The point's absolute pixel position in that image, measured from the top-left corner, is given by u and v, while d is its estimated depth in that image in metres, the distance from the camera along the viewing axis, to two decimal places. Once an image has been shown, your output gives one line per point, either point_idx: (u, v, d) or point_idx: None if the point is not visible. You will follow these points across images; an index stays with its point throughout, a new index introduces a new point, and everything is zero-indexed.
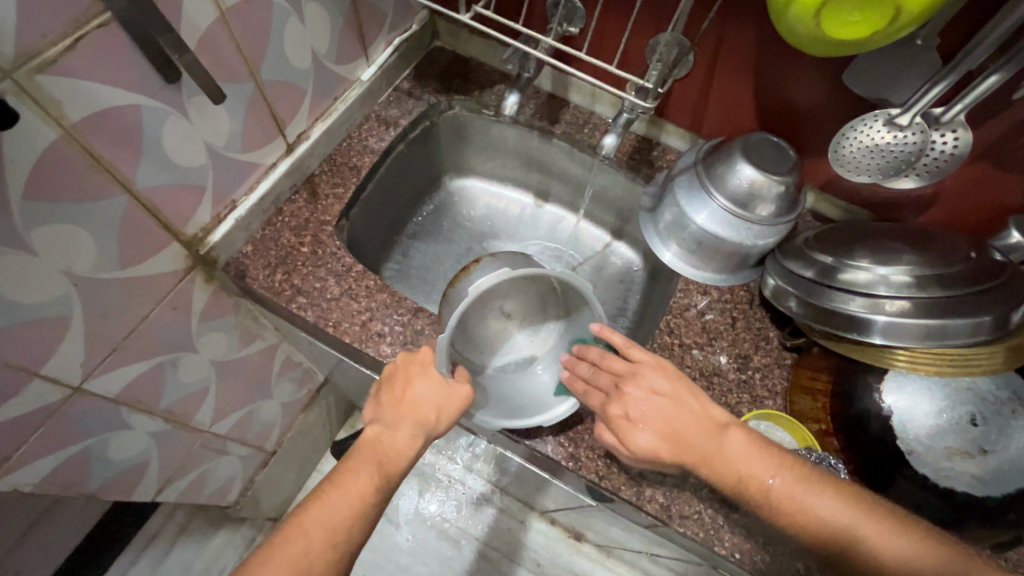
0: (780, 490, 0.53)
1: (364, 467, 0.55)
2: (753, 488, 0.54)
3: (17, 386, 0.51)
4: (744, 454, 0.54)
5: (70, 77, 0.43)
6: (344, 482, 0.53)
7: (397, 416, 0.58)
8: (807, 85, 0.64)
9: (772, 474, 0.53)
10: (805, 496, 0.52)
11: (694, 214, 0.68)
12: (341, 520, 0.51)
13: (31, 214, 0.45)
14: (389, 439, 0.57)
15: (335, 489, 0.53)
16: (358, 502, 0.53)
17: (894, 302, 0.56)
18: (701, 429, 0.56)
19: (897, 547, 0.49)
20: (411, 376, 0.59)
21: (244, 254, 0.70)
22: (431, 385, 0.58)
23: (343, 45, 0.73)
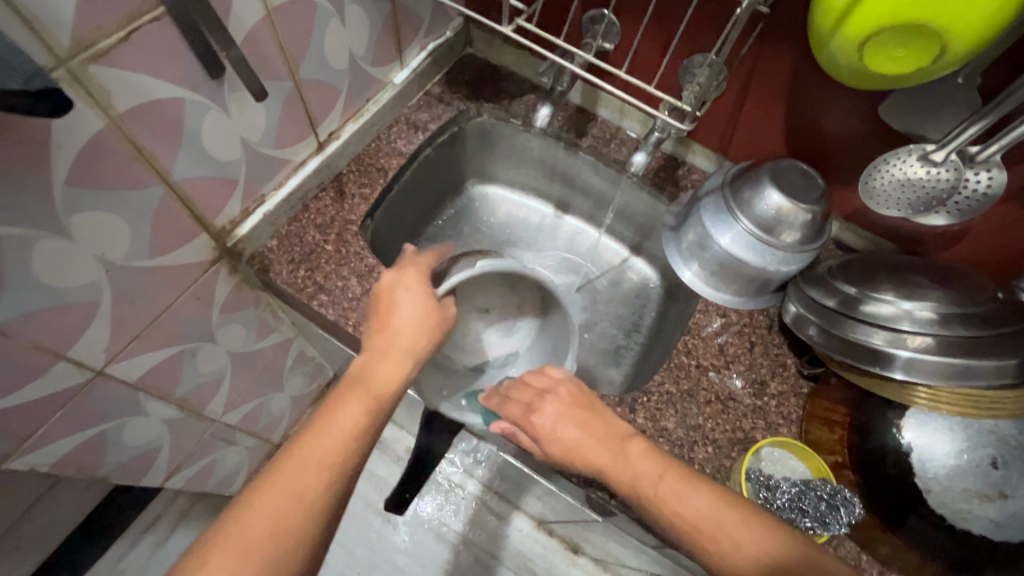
0: (690, 508, 0.49)
1: (359, 391, 0.51)
2: (663, 513, 0.50)
3: (43, 367, 0.52)
4: (652, 470, 0.52)
5: (119, 68, 0.44)
6: (335, 409, 0.50)
7: (389, 349, 0.54)
8: (840, 114, 0.64)
9: (684, 496, 0.50)
10: (707, 519, 0.48)
11: (718, 236, 0.69)
12: (337, 445, 0.47)
13: (72, 198, 0.46)
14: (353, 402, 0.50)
15: (328, 419, 0.49)
16: (348, 432, 0.49)
17: (917, 338, 0.56)
18: (605, 454, 0.55)
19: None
20: (390, 321, 0.56)
21: (269, 248, 0.71)
22: (410, 305, 0.56)
23: (379, 47, 0.74)
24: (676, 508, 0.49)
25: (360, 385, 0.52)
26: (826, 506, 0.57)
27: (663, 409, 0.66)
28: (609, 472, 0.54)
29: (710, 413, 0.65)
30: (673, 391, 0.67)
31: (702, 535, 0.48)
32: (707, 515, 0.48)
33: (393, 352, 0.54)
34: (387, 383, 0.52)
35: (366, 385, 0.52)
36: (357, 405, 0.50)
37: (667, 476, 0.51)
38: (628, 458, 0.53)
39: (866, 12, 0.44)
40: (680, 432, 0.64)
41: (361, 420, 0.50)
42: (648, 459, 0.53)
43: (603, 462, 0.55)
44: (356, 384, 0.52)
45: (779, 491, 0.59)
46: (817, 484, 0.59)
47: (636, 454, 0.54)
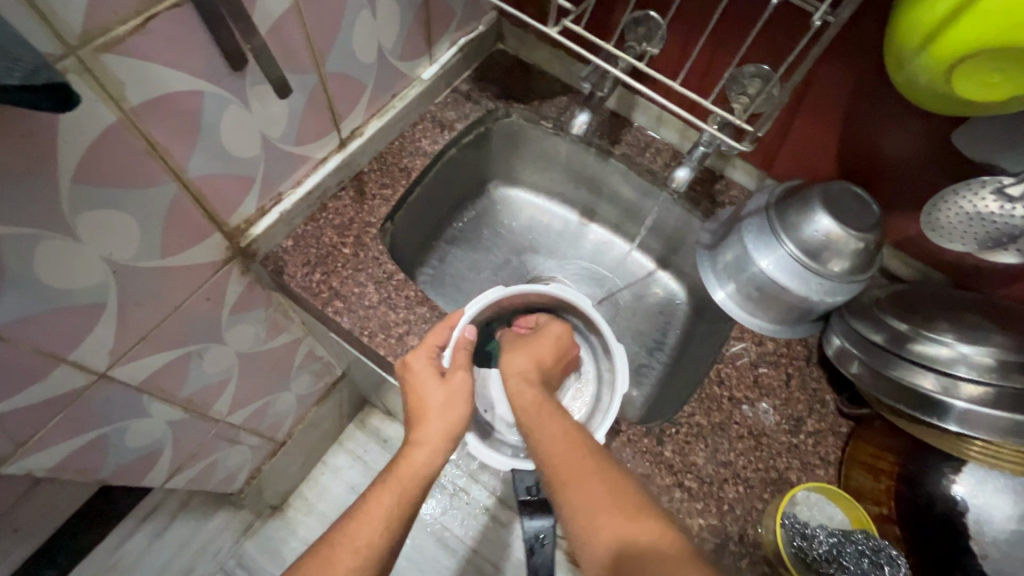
0: (586, 485, 0.49)
1: (395, 485, 0.53)
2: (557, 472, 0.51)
3: (43, 372, 0.49)
4: (568, 437, 0.54)
5: (134, 58, 0.40)
6: (372, 503, 0.52)
7: (422, 437, 0.56)
8: (901, 136, 0.59)
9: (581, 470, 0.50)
10: (598, 490, 0.48)
11: (759, 259, 0.64)
12: (375, 539, 0.50)
13: (80, 196, 0.42)
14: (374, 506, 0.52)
15: (365, 511, 0.51)
16: (384, 527, 0.51)
17: (971, 387, 0.52)
18: (526, 397, 0.60)
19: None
20: (426, 402, 0.58)
21: (284, 249, 0.67)
22: (435, 393, 0.58)
23: (409, 41, 0.69)
24: (580, 480, 0.50)
25: (393, 480, 0.54)
26: (868, 563, 0.53)
27: (693, 442, 0.62)
28: (528, 413, 0.59)
29: (742, 449, 0.62)
30: (703, 423, 0.63)
31: (586, 507, 0.48)
32: (604, 498, 0.48)
33: (428, 443, 0.56)
34: (419, 472, 0.55)
35: (399, 481, 0.54)
36: (388, 498, 0.52)
37: (582, 457, 0.51)
38: (549, 416, 0.57)
39: (959, 33, 0.40)
40: (710, 467, 0.61)
41: (395, 511, 0.52)
42: (567, 438, 0.54)
43: (519, 403, 0.60)
44: (391, 475, 0.54)
45: (816, 541, 0.55)
46: (858, 536, 0.55)
47: (560, 424, 0.56)
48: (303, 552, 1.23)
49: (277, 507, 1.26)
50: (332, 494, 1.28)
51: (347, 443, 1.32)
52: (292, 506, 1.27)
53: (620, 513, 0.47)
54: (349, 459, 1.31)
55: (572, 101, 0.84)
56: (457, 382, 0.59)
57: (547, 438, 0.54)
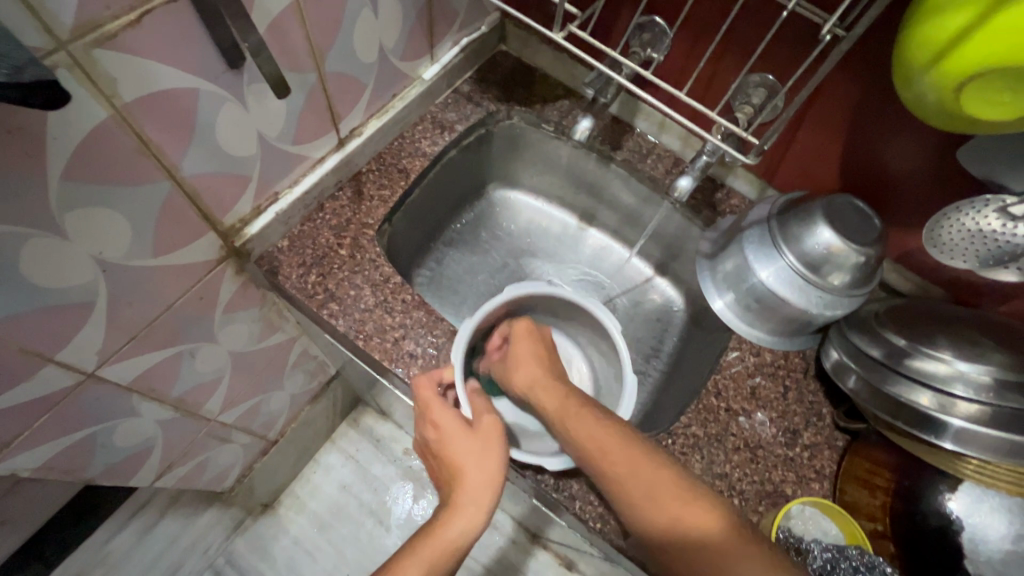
0: (678, 502, 0.47)
1: (422, 553, 0.51)
2: (607, 464, 0.50)
3: (29, 371, 0.48)
4: (603, 426, 0.52)
5: (128, 54, 0.39)
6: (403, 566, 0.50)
7: (455, 501, 0.54)
8: (903, 150, 0.59)
9: (671, 491, 0.47)
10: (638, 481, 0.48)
11: (759, 270, 0.64)
12: None
13: (69, 194, 0.41)
14: (400, 573, 0.50)
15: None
16: None
17: (964, 404, 0.52)
18: (554, 393, 0.59)
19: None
20: (450, 449, 0.57)
21: (279, 249, 0.66)
22: (465, 443, 0.56)
23: (411, 40, 0.69)
24: (623, 470, 0.49)
25: (423, 549, 0.51)
26: None
27: (688, 453, 0.62)
28: (559, 410, 0.57)
29: (738, 461, 0.61)
30: (700, 434, 0.63)
31: (633, 488, 0.48)
32: (656, 488, 0.48)
33: (464, 503, 0.53)
34: (457, 537, 0.52)
35: (431, 543, 0.51)
36: (418, 567, 0.50)
37: (660, 467, 0.49)
38: (579, 408, 0.56)
39: (970, 51, 0.39)
40: (706, 479, 0.60)
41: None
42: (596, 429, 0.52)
43: (549, 401, 0.59)
44: (424, 544, 0.51)
45: (811, 557, 0.55)
46: (852, 552, 0.54)
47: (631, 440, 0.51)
48: (293, 550, 1.22)
49: (267, 505, 1.25)
50: (324, 493, 1.27)
51: (340, 442, 1.31)
52: (282, 505, 1.26)
53: (698, 518, 0.46)
54: (341, 458, 1.30)
55: (574, 105, 0.83)
56: (484, 428, 0.58)
57: (591, 435, 0.52)
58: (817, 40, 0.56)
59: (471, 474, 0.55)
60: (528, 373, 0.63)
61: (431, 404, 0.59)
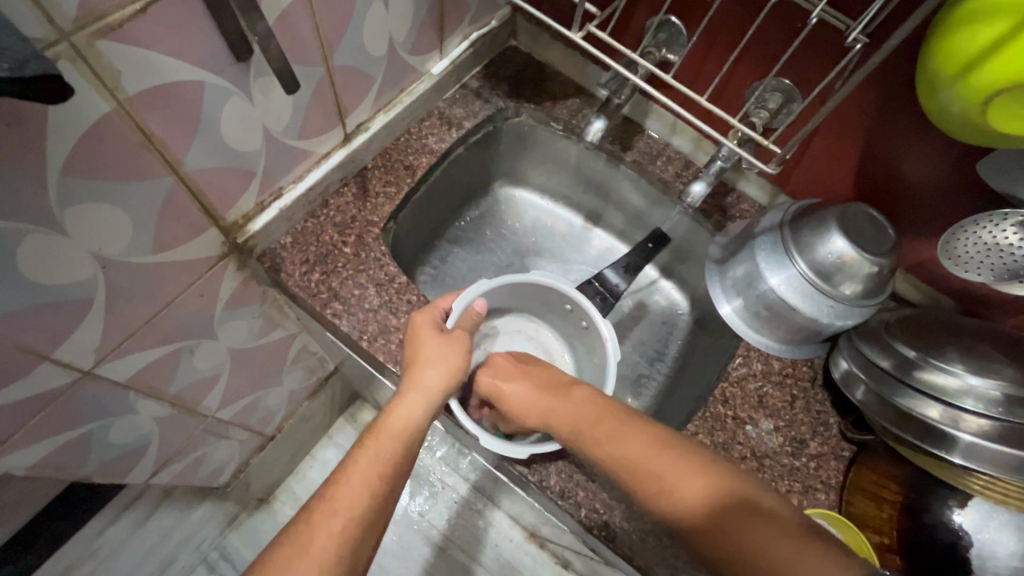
0: (670, 466, 0.47)
1: (377, 445, 0.52)
2: (644, 467, 0.48)
3: (24, 369, 0.46)
4: (624, 431, 0.51)
5: (131, 46, 0.38)
6: (354, 462, 0.51)
7: (414, 389, 0.56)
8: (921, 161, 0.58)
9: (660, 460, 0.47)
10: (658, 464, 0.47)
11: (770, 277, 0.63)
12: (356, 495, 0.49)
13: (69, 190, 0.40)
14: (354, 463, 0.51)
15: (345, 475, 0.50)
16: (365, 488, 0.50)
17: (974, 420, 0.52)
18: (572, 409, 0.56)
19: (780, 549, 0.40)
20: (417, 343, 0.58)
21: (282, 245, 0.65)
22: (433, 343, 0.58)
23: (421, 33, 0.67)
24: (653, 469, 0.47)
25: (376, 443, 0.53)
26: None
27: None
28: (580, 425, 0.54)
29: (745, 471, 0.61)
30: (706, 443, 0.62)
31: (652, 472, 0.47)
32: (663, 461, 0.47)
33: (416, 388, 0.56)
34: (398, 429, 0.54)
35: (383, 433, 0.53)
36: (368, 457, 0.52)
37: (665, 445, 0.48)
38: (598, 419, 0.53)
39: (999, 66, 0.38)
40: None
41: (374, 476, 0.50)
42: (631, 437, 0.50)
43: (564, 422, 0.56)
44: (373, 437, 0.53)
45: None
46: None
47: (632, 422, 0.52)
48: None
49: (263, 499, 1.24)
50: None
51: (337, 438, 1.29)
52: (277, 499, 1.25)
53: (688, 481, 0.45)
54: (338, 454, 1.28)
55: (584, 104, 0.81)
56: (455, 339, 0.59)
57: (615, 451, 0.50)
58: (840, 50, 0.55)
59: (432, 369, 0.57)
60: (538, 401, 0.59)
61: (419, 314, 0.60)
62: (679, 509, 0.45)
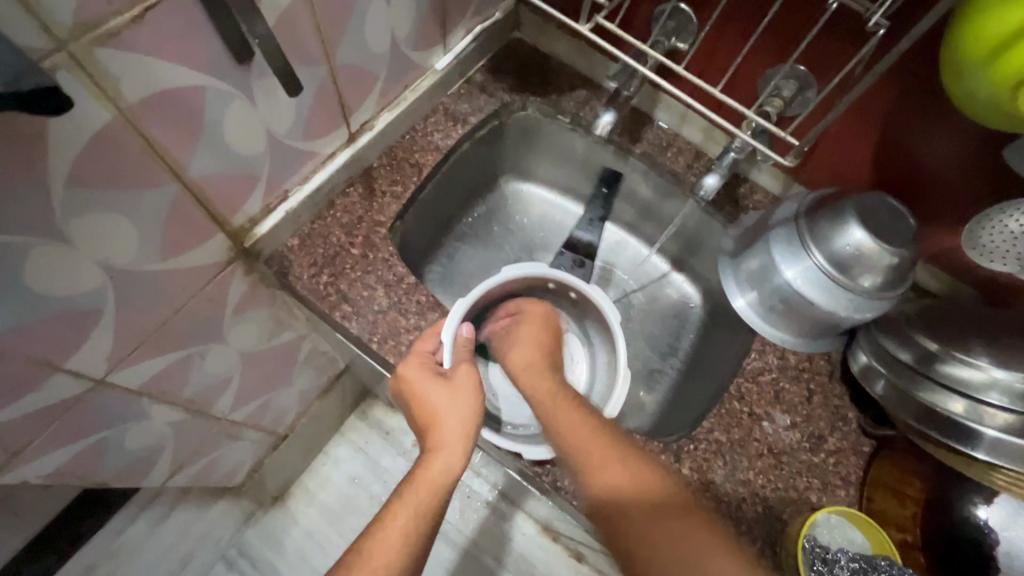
0: (607, 469, 0.49)
1: (413, 500, 0.51)
2: (640, 530, 0.47)
3: (37, 381, 0.46)
4: (633, 479, 0.49)
5: (132, 52, 0.37)
6: (389, 519, 0.50)
7: (438, 441, 0.55)
8: (943, 147, 0.56)
9: (647, 491, 0.48)
10: (664, 557, 0.45)
11: (785, 269, 0.62)
12: (396, 559, 0.48)
13: (74, 201, 0.39)
14: (389, 521, 0.50)
15: (382, 530, 0.50)
16: (401, 537, 0.49)
17: (1000, 415, 0.51)
18: (546, 385, 0.59)
19: (707, 545, 0.46)
20: (422, 387, 0.57)
21: (289, 248, 0.64)
22: (437, 391, 0.57)
23: (424, 29, 0.66)
24: (649, 534, 0.47)
25: (411, 495, 0.52)
26: None
27: (711, 459, 0.60)
28: (544, 405, 0.56)
29: (761, 468, 0.60)
30: (722, 440, 0.61)
31: (641, 527, 0.47)
32: (670, 530, 0.46)
33: (445, 444, 0.54)
34: (437, 479, 0.53)
35: (416, 491, 0.52)
36: (406, 515, 0.50)
37: (684, 537, 0.46)
38: (602, 446, 0.50)
39: None
40: (729, 487, 0.59)
41: (412, 525, 0.50)
42: (633, 483, 0.49)
43: (575, 443, 0.51)
44: (409, 489, 0.52)
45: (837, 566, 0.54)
46: (882, 562, 0.54)
47: (576, 411, 0.54)
48: (304, 542, 1.23)
49: (278, 497, 1.25)
50: (333, 485, 1.27)
51: (349, 435, 1.30)
52: (292, 497, 1.26)
53: (647, 484, 0.49)
54: (351, 451, 1.29)
55: (591, 95, 0.80)
56: (458, 377, 0.58)
57: (568, 432, 0.52)
58: (864, 34, 0.53)
59: (448, 415, 0.56)
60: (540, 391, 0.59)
61: (409, 365, 0.58)
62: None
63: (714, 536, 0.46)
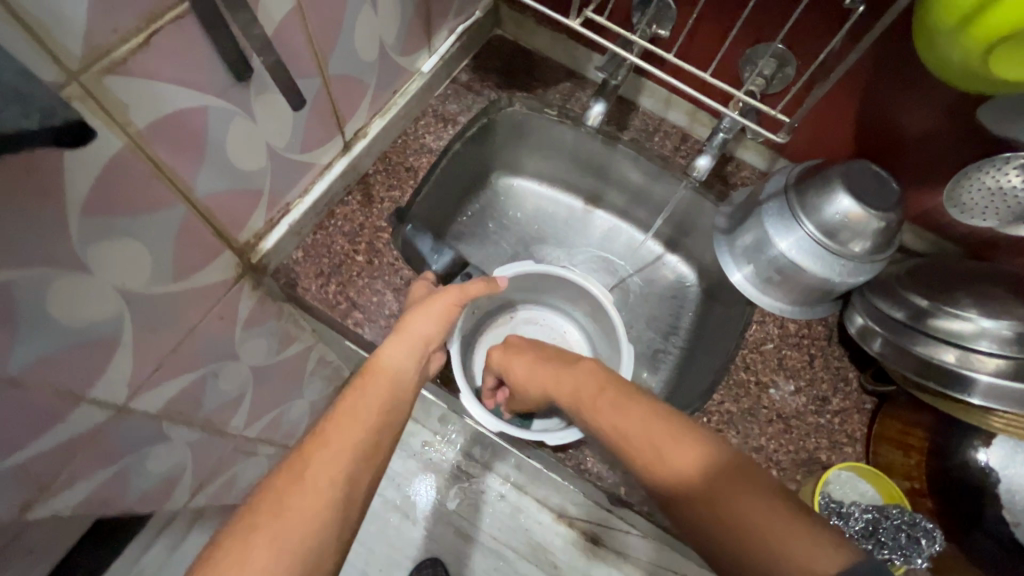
0: (665, 451, 0.46)
1: (352, 414, 0.48)
2: (637, 448, 0.48)
3: (63, 412, 0.47)
4: (625, 408, 0.51)
5: (140, 79, 0.37)
6: (322, 443, 0.45)
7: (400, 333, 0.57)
8: (919, 114, 0.59)
9: (657, 436, 0.47)
10: (677, 452, 0.46)
11: (779, 242, 0.64)
12: (321, 482, 0.42)
13: (90, 230, 0.40)
14: (328, 438, 0.46)
15: (315, 448, 0.45)
16: (354, 453, 0.45)
17: (991, 360, 0.54)
18: (550, 377, 0.60)
19: (780, 530, 0.40)
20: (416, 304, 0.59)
21: (295, 260, 0.65)
22: (426, 323, 0.58)
23: (410, 33, 0.66)
24: (646, 439, 0.47)
25: (356, 405, 0.49)
26: (906, 537, 0.55)
27: (723, 429, 0.63)
28: (574, 404, 0.56)
29: (772, 433, 0.62)
30: (733, 410, 0.63)
31: (632, 443, 0.48)
32: (665, 433, 0.47)
33: (401, 338, 0.56)
34: (383, 406, 0.50)
35: (360, 409, 0.49)
36: (343, 439, 0.45)
37: (676, 438, 0.47)
38: (598, 393, 0.54)
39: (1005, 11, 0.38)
40: (743, 454, 0.61)
41: (366, 437, 0.47)
42: (622, 411, 0.51)
43: (562, 390, 0.58)
44: (353, 400, 0.49)
45: (852, 519, 0.57)
46: (893, 511, 0.57)
47: (632, 400, 0.52)
48: None
49: None
50: None
51: None
52: None
53: (694, 466, 0.45)
54: None
55: (576, 87, 0.82)
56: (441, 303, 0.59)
57: (616, 422, 0.50)
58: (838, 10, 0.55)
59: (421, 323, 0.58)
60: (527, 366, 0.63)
61: (411, 288, 0.62)
62: (664, 477, 0.46)
63: (697, 440, 0.47)
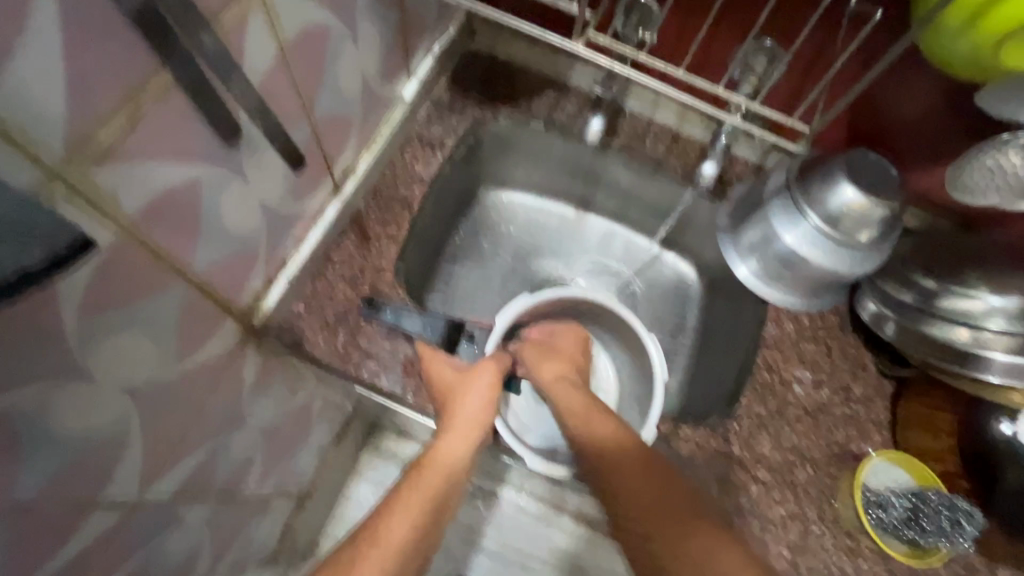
0: (602, 431, 0.56)
1: (418, 486, 0.52)
2: (602, 451, 0.54)
3: (78, 523, 0.43)
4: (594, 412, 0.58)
5: (129, 163, 0.34)
6: (388, 520, 0.48)
7: (452, 426, 0.58)
8: (915, 99, 0.59)
9: (673, 506, 0.48)
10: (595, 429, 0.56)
11: (786, 237, 0.64)
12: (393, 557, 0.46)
13: (89, 333, 0.36)
14: (392, 518, 0.49)
15: (382, 528, 0.48)
16: (412, 532, 0.48)
17: (1003, 338, 0.55)
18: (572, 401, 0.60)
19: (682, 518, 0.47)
20: (454, 381, 0.59)
21: (297, 314, 0.61)
22: (471, 397, 0.58)
23: (390, 62, 0.63)
24: (600, 433, 0.56)
25: (421, 480, 0.53)
26: (948, 521, 0.58)
27: (756, 432, 0.63)
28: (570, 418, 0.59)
29: (803, 430, 0.63)
30: (762, 412, 0.64)
31: (599, 438, 0.55)
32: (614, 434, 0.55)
33: (455, 424, 0.57)
34: (447, 468, 0.54)
35: (425, 475, 0.53)
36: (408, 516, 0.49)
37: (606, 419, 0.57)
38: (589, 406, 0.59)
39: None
40: (778, 456, 0.62)
41: (414, 535, 0.48)
42: (596, 419, 0.57)
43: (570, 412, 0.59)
44: (419, 476, 0.53)
45: (892, 507, 0.60)
46: (931, 495, 0.60)
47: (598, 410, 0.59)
48: None
49: None
50: None
51: None
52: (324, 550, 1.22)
53: (621, 440, 0.55)
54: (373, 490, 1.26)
55: (560, 96, 0.80)
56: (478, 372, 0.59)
57: (586, 431, 0.56)
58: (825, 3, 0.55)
59: (468, 405, 0.58)
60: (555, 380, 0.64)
61: (431, 363, 0.60)
62: (610, 450, 0.54)
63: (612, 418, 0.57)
